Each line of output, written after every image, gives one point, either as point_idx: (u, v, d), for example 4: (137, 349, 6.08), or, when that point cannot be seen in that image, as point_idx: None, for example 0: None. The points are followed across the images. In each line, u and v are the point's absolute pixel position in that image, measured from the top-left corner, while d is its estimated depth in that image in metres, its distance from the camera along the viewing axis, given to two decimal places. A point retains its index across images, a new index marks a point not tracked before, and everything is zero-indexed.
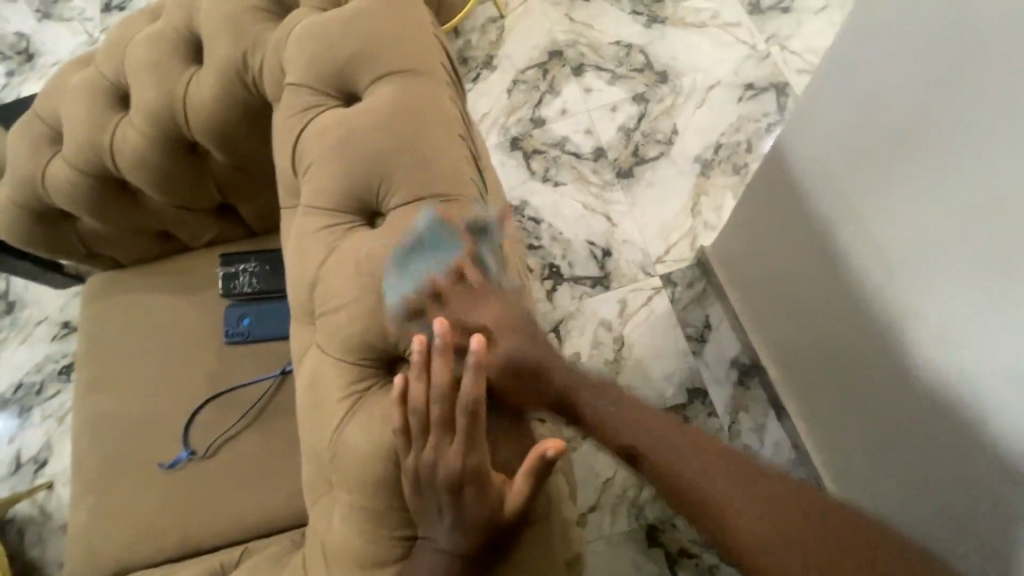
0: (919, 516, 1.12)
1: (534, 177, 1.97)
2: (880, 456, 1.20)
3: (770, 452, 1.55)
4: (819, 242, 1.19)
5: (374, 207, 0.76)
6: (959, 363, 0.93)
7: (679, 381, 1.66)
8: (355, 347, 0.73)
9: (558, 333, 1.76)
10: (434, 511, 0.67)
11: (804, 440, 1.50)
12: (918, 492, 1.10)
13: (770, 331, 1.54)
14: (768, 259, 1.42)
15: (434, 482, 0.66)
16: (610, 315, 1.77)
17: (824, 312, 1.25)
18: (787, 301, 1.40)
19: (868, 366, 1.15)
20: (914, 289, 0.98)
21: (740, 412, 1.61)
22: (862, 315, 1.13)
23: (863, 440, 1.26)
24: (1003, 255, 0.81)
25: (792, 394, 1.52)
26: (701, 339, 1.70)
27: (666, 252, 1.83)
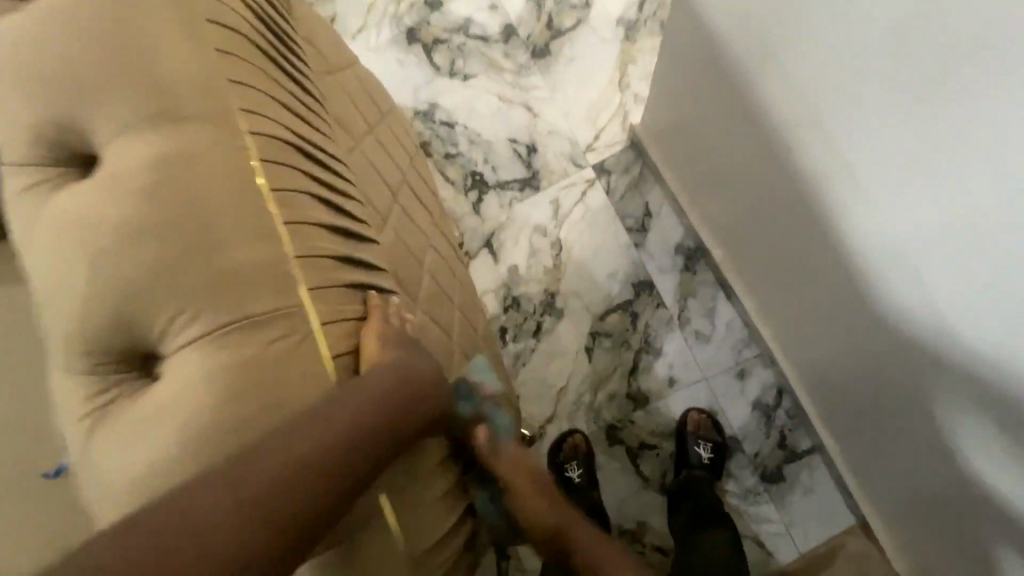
0: (857, 386, 1.16)
1: (440, 73, 1.71)
2: (822, 335, 1.20)
3: (721, 334, 1.50)
4: (741, 103, 1.05)
5: (82, 154, 0.79)
6: (888, 221, 0.86)
7: (624, 277, 1.56)
8: (86, 344, 0.73)
9: (491, 247, 1.62)
10: (367, 389, 0.71)
11: (752, 316, 1.44)
12: (855, 361, 1.12)
13: (708, 210, 1.43)
14: (696, 132, 1.28)
15: (388, 367, 0.74)
16: (544, 219, 1.61)
17: (758, 189, 1.15)
18: (716, 176, 1.29)
19: (801, 234, 1.09)
20: (843, 161, 0.89)
21: (688, 297, 1.52)
22: (790, 181, 1.04)
23: (803, 320, 1.24)
24: (937, 87, 0.71)
25: (744, 278, 1.42)
26: (643, 229, 1.57)
27: (596, 137, 1.64)
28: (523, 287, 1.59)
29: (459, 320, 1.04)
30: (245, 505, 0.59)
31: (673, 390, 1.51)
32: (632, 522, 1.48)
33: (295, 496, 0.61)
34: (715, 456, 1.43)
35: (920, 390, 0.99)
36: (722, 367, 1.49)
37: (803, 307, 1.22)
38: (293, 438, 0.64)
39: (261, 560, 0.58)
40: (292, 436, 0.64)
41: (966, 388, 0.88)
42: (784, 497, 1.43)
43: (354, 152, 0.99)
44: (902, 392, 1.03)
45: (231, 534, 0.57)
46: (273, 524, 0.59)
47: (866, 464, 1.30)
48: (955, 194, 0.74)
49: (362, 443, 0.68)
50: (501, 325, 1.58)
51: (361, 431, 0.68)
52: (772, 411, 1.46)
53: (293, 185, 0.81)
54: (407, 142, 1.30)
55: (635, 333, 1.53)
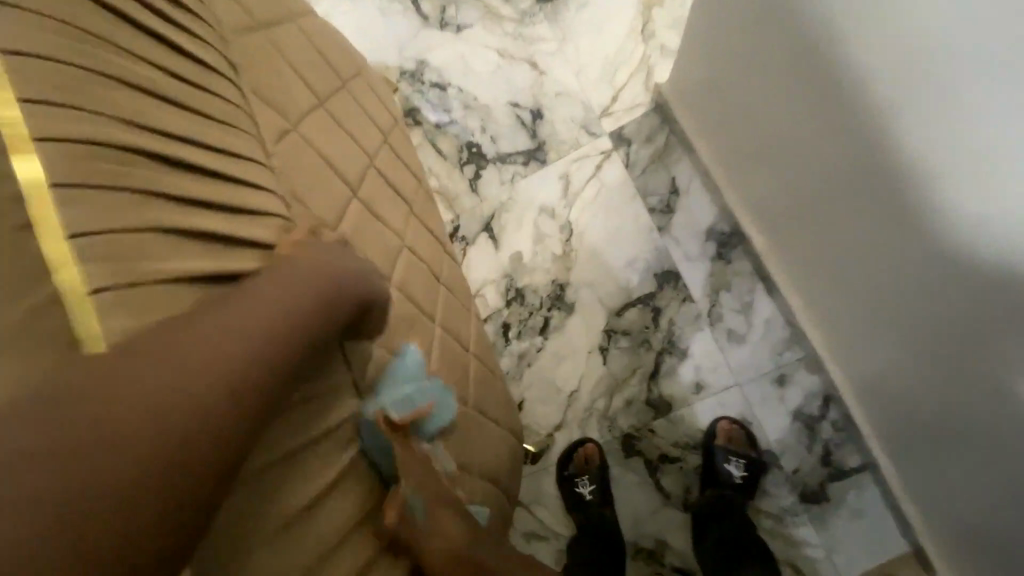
0: (886, 366, 1.05)
1: (428, 24, 1.46)
2: (849, 310, 1.08)
3: (759, 334, 1.28)
4: (816, 60, 0.87)
5: None
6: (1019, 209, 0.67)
7: (645, 267, 1.34)
8: None
9: (491, 232, 1.41)
10: (278, 292, 0.63)
11: (798, 314, 1.23)
12: (875, 329, 1.04)
13: (751, 192, 1.21)
14: (746, 103, 1.09)
15: (302, 271, 0.67)
16: (551, 198, 1.39)
17: (794, 144, 1.02)
18: (770, 155, 1.10)
19: (881, 224, 0.90)
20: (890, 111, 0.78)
21: (721, 291, 1.30)
22: (875, 156, 0.85)
23: (824, 289, 1.13)
24: None
25: (785, 264, 1.22)
26: (667, 210, 1.34)
27: (613, 99, 1.39)
28: (528, 277, 1.39)
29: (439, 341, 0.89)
30: (131, 435, 0.48)
31: (699, 397, 1.31)
32: (650, 541, 1.32)
33: (200, 414, 0.52)
34: (748, 475, 1.25)
35: (958, 377, 0.89)
36: (758, 372, 1.28)
37: (824, 272, 1.10)
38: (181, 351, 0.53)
39: (163, 493, 0.48)
40: (182, 345, 0.53)
41: None
42: (826, 518, 1.25)
43: (286, 136, 0.79)
44: (931, 373, 0.95)
45: (117, 464, 0.46)
46: (177, 446, 0.50)
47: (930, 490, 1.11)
48: (1004, 160, 0.67)
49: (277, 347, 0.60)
50: (503, 321, 1.39)
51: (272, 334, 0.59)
52: (817, 423, 1.26)
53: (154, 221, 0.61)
54: (381, 113, 1.08)
55: (656, 332, 1.32)
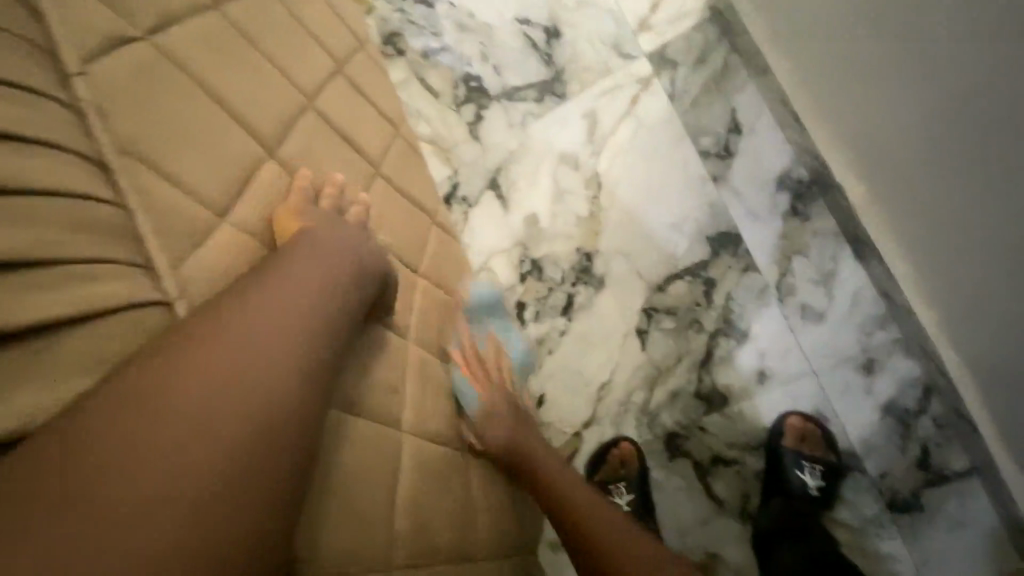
0: (987, 334, 0.83)
1: None
2: (942, 256, 0.85)
3: (843, 309, 1.02)
4: None
5: None
6: None
7: (696, 227, 1.06)
8: None
9: (499, 189, 1.13)
10: (315, 284, 0.60)
11: (904, 287, 0.96)
12: (969, 279, 0.81)
13: (861, 135, 0.90)
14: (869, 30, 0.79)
15: (333, 257, 0.64)
16: (573, 143, 1.09)
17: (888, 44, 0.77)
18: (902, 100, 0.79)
19: None
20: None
21: (794, 256, 1.03)
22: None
23: (902, 234, 0.91)
24: None
25: (884, 216, 0.93)
26: (725, 153, 1.04)
27: (653, 8, 1.08)
28: (546, 245, 1.12)
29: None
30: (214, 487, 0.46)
31: (764, 388, 1.05)
32: (700, 553, 1.07)
33: (271, 423, 0.51)
34: (826, 484, 1.02)
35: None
36: (842, 358, 1.02)
37: (905, 211, 0.88)
38: (237, 364, 0.51)
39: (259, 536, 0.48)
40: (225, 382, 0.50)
41: None
42: (920, 531, 1.01)
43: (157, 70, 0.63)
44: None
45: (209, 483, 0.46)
46: (255, 456, 0.49)
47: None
48: None
49: (320, 341, 0.57)
50: (517, 301, 1.13)
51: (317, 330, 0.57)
52: (913, 418, 1.01)
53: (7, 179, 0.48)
54: (317, 54, 0.82)
55: (709, 310, 1.06)
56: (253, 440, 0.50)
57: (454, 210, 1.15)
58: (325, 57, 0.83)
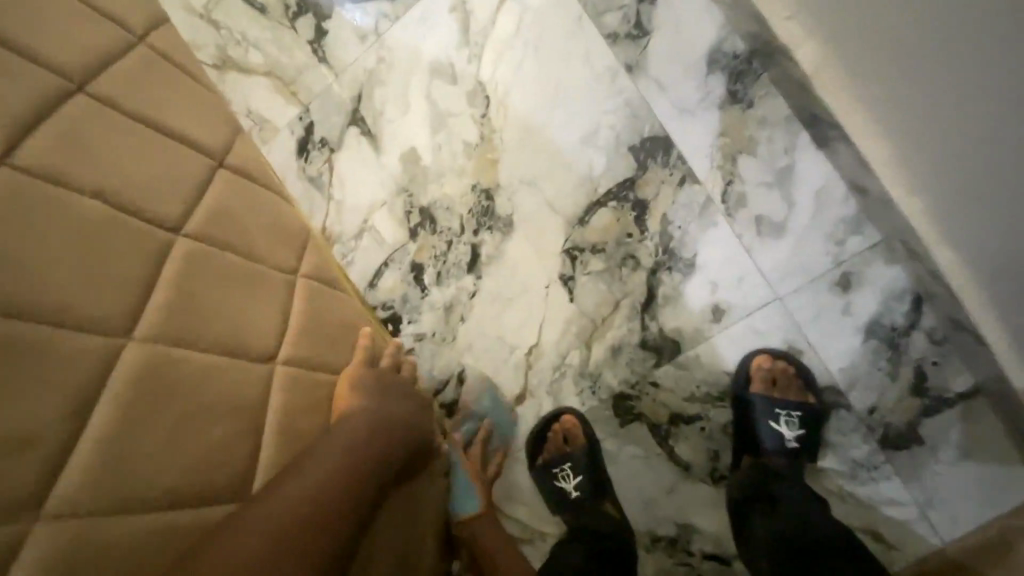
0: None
1: None
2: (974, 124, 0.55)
3: (808, 213, 0.81)
4: None
5: None
6: None
7: (613, 135, 0.83)
8: None
9: (362, 123, 0.88)
10: (325, 463, 0.56)
11: (884, 171, 0.71)
12: (1001, 89, 0.49)
13: None
14: None
15: (340, 436, 0.59)
16: (444, 47, 0.85)
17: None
18: None
19: None
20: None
21: (738, 155, 0.81)
22: None
23: (899, 82, 0.61)
24: None
25: (860, 83, 0.67)
26: (636, 31, 0.80)
27: None
28: (434, 187, 0.88)
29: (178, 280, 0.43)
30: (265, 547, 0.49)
31: (721, 326, 0.85)
32: (669, 526, 0.90)
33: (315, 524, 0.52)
34: (806, 433, 0.84)
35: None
36: (813, 276, 0.82)
37: (899, 25, 0.56)
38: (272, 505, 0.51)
39: None
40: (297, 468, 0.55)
41: None
42: (918, 464, 0.85)
43: None
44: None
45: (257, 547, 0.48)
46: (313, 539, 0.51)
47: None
48: None
49: (342, 503, 0.54)
50: (411, 263, 0.91)
51: (334, 477, 0.55)
52: (902, 338, 0.82)
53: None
54: None
55: (644, 242, 0.85)
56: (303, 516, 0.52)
57: (315, 159, 0.90)
58: None
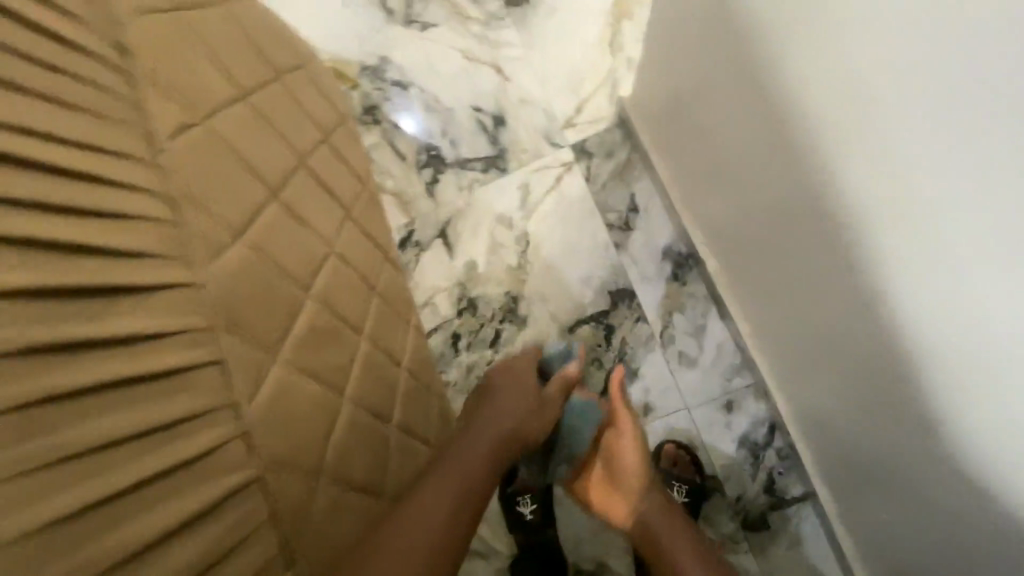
0: (834, 373, 0.94)
1: (392, 19, 1.39)
2: (778, 327, 1.08)
3: (711, 358, 1.27)
4: (774, 162, 0.84)
5: None
6: (917, 317, 0.67)
7: (599, 283, 1.30)
8: None
9: (446, 238, 1.35)
10: (506, 411, 0.84)
11: (749, 343, 1.21)
12: (787, 317, 1.03)
13: (717, 229, 1.15)
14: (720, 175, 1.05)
15: (518, 395, 0.87)
16: (509, 207, 1.33)
17: (722, 136, 0.98)
18: (744, 234, 1.06)
19: (822, 325, 0.91)
20: (784, 54, 0.73)
21: (674, 312, 1.29)
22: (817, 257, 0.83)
23: (750, 298, 1.14)
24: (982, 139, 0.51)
25: (735, 289, 1.19)
26: (626, 227, 1.30)
27: (577, 110, 1.31)
28: (481, 287, 1.34)
29: (377, 310, 0.88)
30: (481, 455, 0.78)
31: (648, 419, 1.27)
32: (591, 562, 1.26)
33: (497, 454, 0.79)
34: (691, 500, 1.21)
35: (887, 355, 0.75)
36: (709, 397, 1.27)
37: (749, 272, 1.10)
38: (477, 431, 0.81)
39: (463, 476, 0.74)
40: (494, 407, 0.85)
41: (1006, 537, 0.69)
42: (765, 547, 1.23)
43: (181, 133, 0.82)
44: (856, 360, 0.84)
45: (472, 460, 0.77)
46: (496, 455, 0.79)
47: (867, 515, 1.05)
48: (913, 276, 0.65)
49: (512, 435, 0.82)
50: (454, 330, 1.34)
51: (516, 423, 0.83)
52: (761, 451, 1.25)
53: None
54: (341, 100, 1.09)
55: (608, 351, 1.29)
56: (498, 446, 0.80)
57: (408, 252, 1.35)
58: (332, 110, 1.01)
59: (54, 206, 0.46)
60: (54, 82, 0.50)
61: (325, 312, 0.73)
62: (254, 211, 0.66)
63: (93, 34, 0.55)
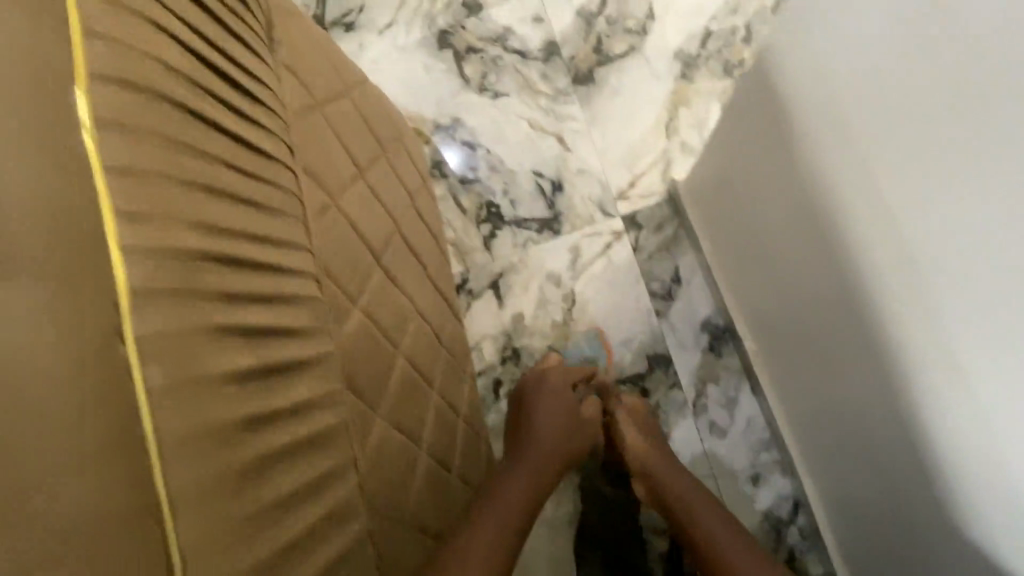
0: (859, 467, 1.00)
1: (467, 86, 1.51)
2: (807, 414, 1.15)
3: (741, 431, 1.32)
4: (817, 272, 0.94)
5: None
6: (947, 432, 0.74)
7: (639, 347, 1.37)
8: None
9: (498, 289, 1.45)
10: (556, 428, 1.09)
11: (780, 421, 1.27)
12: (817, 407, 1.10)
13: (755, 315, 1.24)
14: (762, 269, 1.14)
15: (565, 414, 1.11)
16: (559, 267, 1.42)
17: (767, 236, 1.08)
18: (781, 324, 1.14)
19: (851, 422, 0.98)
20: (834, 185, 0.83)
21: (708, 383, 1.34)
22: (851, 361, 0.91)
23: (783, 382, 1.21)
24: (999, 294, 0.60)
25: (769, 372, 1.26)
26: (668, 297, 1.38)
27: (631, 185, 1.41)
28: (526, 339, 1.42)
29: (443, 363, 0.97)
30: (545, 460, 1.04)
31: None
32: None
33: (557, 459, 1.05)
34: None
35: (911, 452, 0.83)
36: (736, 469, 1.31)
37: (782, 359, 1.18)
38: (540, 444, 1.05)
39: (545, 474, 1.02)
40: (553, 421, 1.09)
41: None
42: None
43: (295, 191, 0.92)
44: (885, 459, 0.91)
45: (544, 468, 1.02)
46: (553, 462, 1.05)
47: None
48: (942, 395, 0.72)
49: (564, 447, 1.08)
50: (496, 377, 1.42)
51: (564, 436, 1.09)
52: (784, 527, 1.29)
53: (197, 174, 0.55)
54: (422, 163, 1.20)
55: None
56: (554, 456, 1.06)
57: (460, 299, 1.45)
58: (416, 175, 1.13)
59: (246, 295, 0.56)
60: (259, 191, 0.61)
61: (408, 367, 0.82)
62: (363, 279, 0.75)
63: (270, 136, 0.65)
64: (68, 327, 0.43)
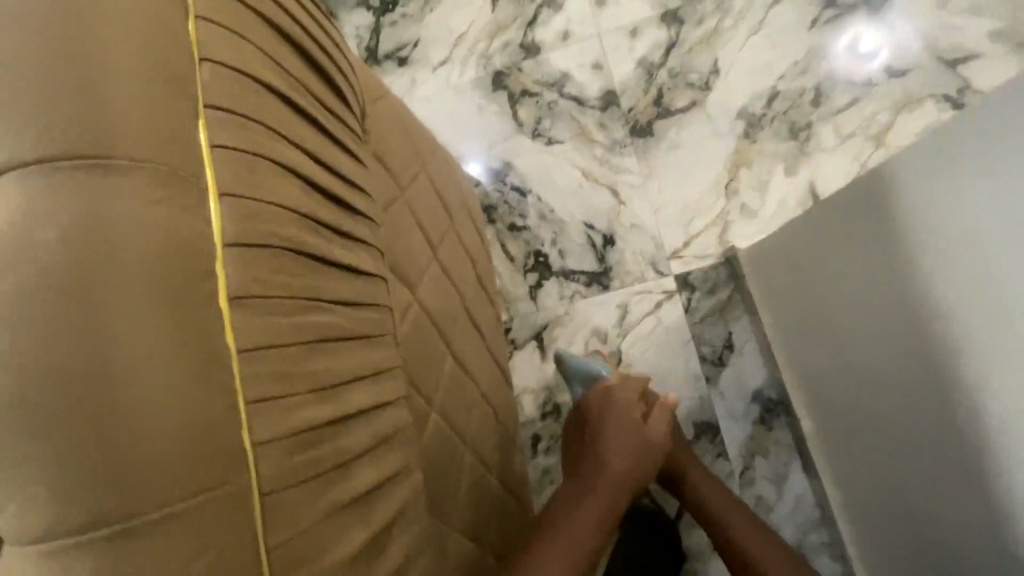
0: None
1: (521, 130, 1.48)
2: (870, 511, 1.10)
3: (788, 508, 1.28)
4: (914, 394, 0.87)
5: None
6: None
7: (685, 413, 1.33)
8: None
9: (542, 340, 1.41)
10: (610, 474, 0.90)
11: (833, 505, 1.22)
12: (886, 512, 1.05)
13: (818, 400, 1.17)
14: (834, 363, 1.07)
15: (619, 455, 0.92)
16: (607, 323, 1.38)
17: (846, 335, 1.00)
18: (849, 420, 1.08)
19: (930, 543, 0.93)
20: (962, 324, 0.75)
21: (756, 455, 1.30)
22: (942, 488, 0.87)
23: (842, 472, 1.16)
24: None
25: (827, 457, 1.20)
26: (719, 363, 1.34)
27: (685, 244, 1.37)
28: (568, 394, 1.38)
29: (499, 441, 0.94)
30: (592, 517, 0.86)
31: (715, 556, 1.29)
32: None
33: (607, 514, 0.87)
34: None
35: None
36: None
37: (847, 452, 1.12)
38: (589, 496, 0.87)
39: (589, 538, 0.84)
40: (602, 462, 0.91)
41: None
42: None
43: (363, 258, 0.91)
44: None
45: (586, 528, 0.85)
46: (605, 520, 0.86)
47: None
48: None
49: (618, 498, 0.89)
50: (535, 431, 1.38)
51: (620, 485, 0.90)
52: None
53: (314, 326, 0.57)
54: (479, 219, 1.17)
55: None
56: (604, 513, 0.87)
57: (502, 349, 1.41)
58: (475, 235, 1.10)
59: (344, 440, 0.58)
60: (354, 319, 0.63)
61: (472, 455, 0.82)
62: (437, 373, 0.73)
63: (360, 252, 0.67)
64: (185, 482, 0.46)
